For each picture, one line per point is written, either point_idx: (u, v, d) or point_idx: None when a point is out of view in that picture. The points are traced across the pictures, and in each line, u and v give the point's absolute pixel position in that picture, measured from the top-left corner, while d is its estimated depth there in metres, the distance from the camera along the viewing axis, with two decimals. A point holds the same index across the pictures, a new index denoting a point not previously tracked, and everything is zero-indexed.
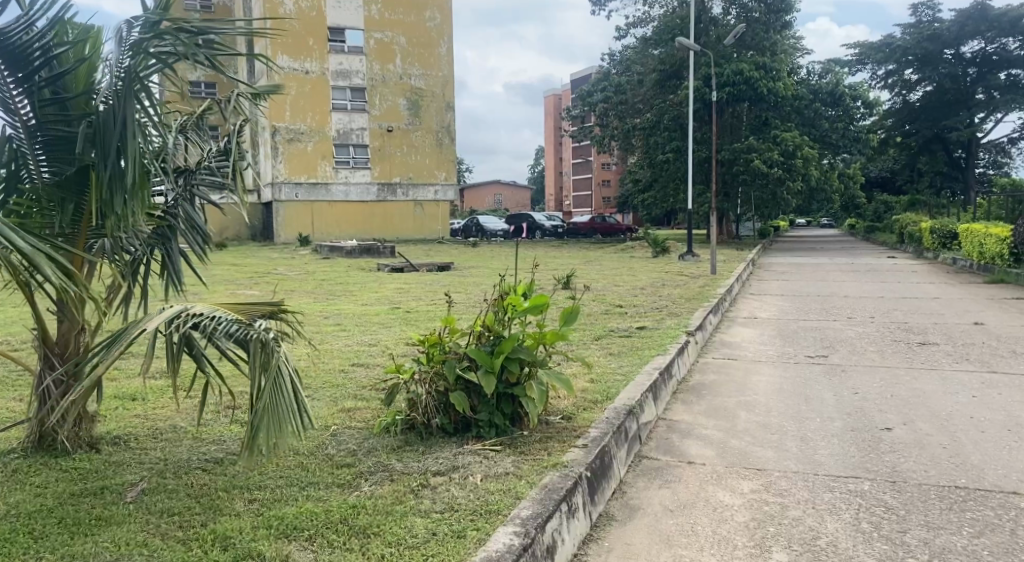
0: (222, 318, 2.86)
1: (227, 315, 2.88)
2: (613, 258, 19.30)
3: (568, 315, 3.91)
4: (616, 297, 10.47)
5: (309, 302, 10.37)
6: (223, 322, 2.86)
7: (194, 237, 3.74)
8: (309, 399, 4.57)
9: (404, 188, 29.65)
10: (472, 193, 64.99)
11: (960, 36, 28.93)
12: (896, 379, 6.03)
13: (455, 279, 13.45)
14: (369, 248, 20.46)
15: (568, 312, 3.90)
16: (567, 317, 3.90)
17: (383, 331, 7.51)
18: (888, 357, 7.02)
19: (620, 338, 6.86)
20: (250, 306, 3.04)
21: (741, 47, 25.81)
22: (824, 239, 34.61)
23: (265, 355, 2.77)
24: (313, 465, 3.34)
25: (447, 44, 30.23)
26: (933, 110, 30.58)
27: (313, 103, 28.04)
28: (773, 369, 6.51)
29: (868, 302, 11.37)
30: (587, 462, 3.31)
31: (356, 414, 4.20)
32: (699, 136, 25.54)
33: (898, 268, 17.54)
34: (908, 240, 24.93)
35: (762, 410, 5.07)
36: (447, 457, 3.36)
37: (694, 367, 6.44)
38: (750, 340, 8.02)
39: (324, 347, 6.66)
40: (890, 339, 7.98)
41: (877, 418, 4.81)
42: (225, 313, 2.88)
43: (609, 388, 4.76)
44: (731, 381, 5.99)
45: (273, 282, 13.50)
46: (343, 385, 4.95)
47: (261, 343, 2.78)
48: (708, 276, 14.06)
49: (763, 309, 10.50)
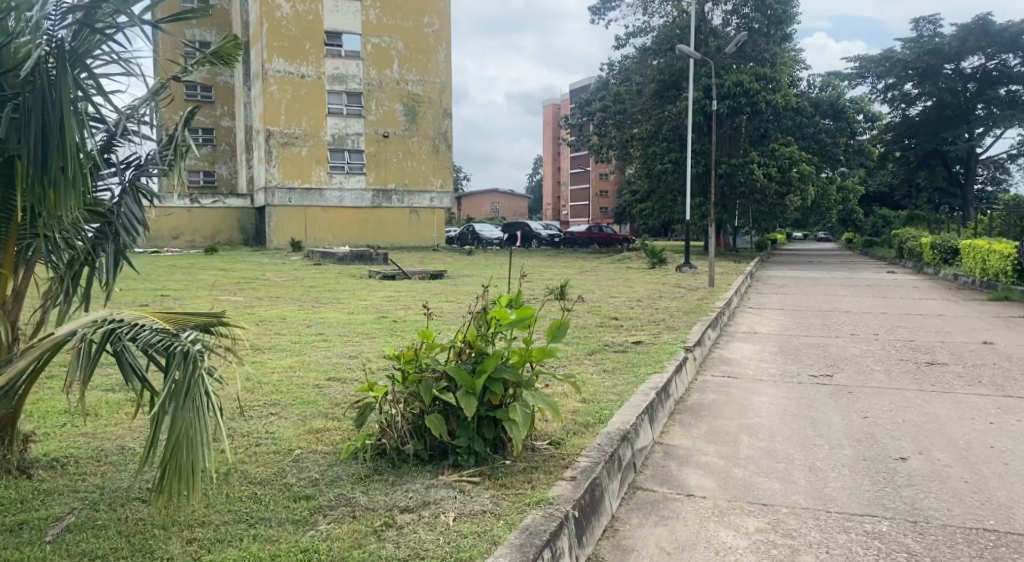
0: (147, 327, 2.51)
1: (153, 324, 2.55)
2: (608, 268, 18.99)
3: (556, 329, 3.55)
4: (612, 309, 10.12)
5: (294, 310, 10.01)
6: (147, 332, 2.52)
7: (132, 228, 3.34)
8: (277, 418, 4.23)
9: (399, 195, 29.35)
10: (469, 200, 64.65)
11: (961, 51, 28.71)
12: (907, 403, 5.68)
13: (448, 287, 13.11)
14: (361, 255, 20.10)
15: (555, 325, 3.55)
16: (556, 331, 3.54)
17: (365, 342, 7.14)
18: (896, 377, 6.67)
19: (616, 353, 6.50)
20: (182, 315, 2.70)
21: (740, 58, 25.56)
22: (822, 253, 34.47)
23: (186, 365, 2.40)
24: (268, 497, 2.99)
25: (445, 50, 29.98)
26: (932, 125, 30.32)
27: (308, 106, 27.66)
28: (776, 389, 6.15)
29: (871, 318, 11.04)
30: (575, 499, 2.93)
31: (324, 436, 3.84)
32: (698, 147, 25.26)
33: (898, 284, 17.23)
34: (906, 255, 24.67)
35: (766, 434, 4.73)
36: (418, 490, 3.00)
37: (693, 386, 6.08)
38: (750, 356, 7.67)
39: (303, 358, 6.31)
40: (897, 358, 7.63)
41: (891, 446, 4.47)
42: (151, 322, 2.54)
43: (602, 410, 4.40)
44: (732, 402, 5.63)
45: (260, 288, 13.12)
46: (314, 403, 4.58)
47: (185, 352, 2.42)
48: (706, 288, 13.75)
49: (763, 324, 10.17)
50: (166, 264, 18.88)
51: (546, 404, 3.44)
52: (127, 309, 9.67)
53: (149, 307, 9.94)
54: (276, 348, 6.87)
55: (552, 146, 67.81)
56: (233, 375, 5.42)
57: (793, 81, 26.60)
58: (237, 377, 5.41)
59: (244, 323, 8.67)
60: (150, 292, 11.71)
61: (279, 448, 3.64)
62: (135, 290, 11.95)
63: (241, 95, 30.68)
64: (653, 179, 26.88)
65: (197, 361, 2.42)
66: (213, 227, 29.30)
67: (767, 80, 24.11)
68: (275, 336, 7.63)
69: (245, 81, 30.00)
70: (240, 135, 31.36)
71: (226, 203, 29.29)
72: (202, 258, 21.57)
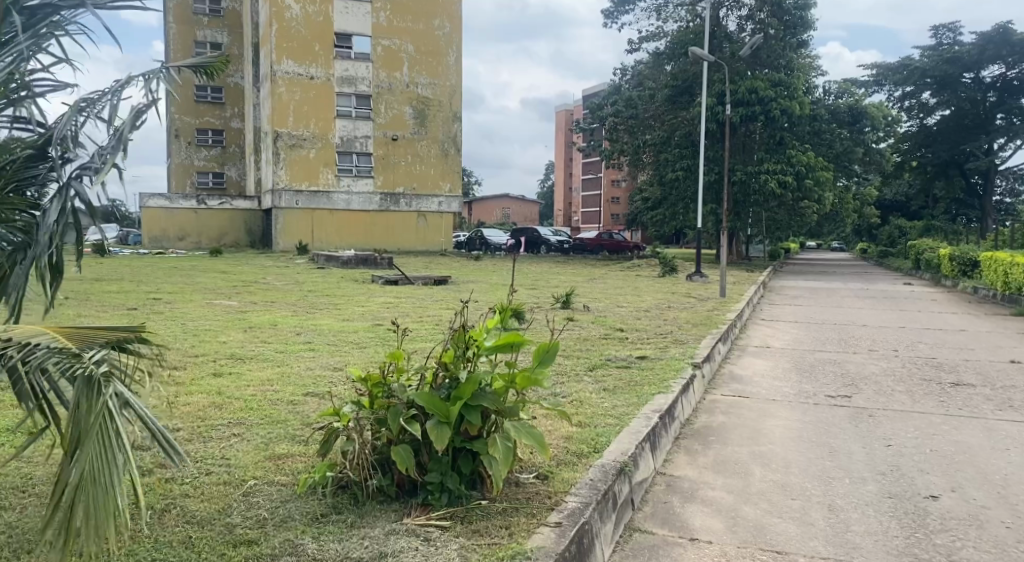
0: (42, 345, 2.25)
1: (52, 344, 2.26)
2: (617, 277, 18.54)
3: (543, 352, 3.16)
4: (617, 319, 9.69)
5: (285, 316, 9.63)
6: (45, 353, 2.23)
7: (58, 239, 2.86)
8: (239, 440, 3.84)
9: (407, 199, 28.99)
10: (479, 205, 64.32)
11: (981, 60, 28.13)
12: (934, 430, 5.20)
13: (450, 294, 12.71)
14: (365, 259, 19.71)
15: (542, 348, 3.15)
16: (542, 354, 3.15)
17: (355, 352, 6.76)
18: (920, 399, 6.21)
19: (618, 369, 6.07)
20: (93, 331, 2.42)
21: (755, 63, 25.05)
22: (836, 263, 33.84)
23: (91, 396, 2.15)
24: (201, 542, 2.60)
25: (456, 52, 29.66)
26: (950, 135, 29.74)
27: (317, 108, 27.41)
28: (791, 411, 5.71)
29: (890, 332, 10.54)
30: (558, 551, 2.54)
31: (285, 464, 3.44)
32: (711, 154, 24.76)
33: (916, 297, 16.68)
34: (923, 267, 24.08)
35: (778, 464, 4.30)
36: (377, 537, 2.62)
37: (701, 407, 5.64)
38: (763, 374, 7.20)
39: (284, 370, 5.94)
40: (919, 378, 7.16)
41: (920, 481, 4.02)
42: (48, 341, 2.27)
43: (597, 437, 3.97)
44: (743, 426, 5.18)
45: (256, 292, 12.73)
46: (283, 423, 4.18)
47: (88, 378, 2.16)
48: (717, 299, 13.27)
49: (776, 338, 9.70)
50: (167, 266, 18.59)
51: (531, 438, 3.03)
52: (114, 312, 9.33)
53: (137, 311, 9.58)
54: (259, 358, 6.48)
55: (563, 151, 67.39)
56: (202, 393, 5.03)
57: (810, 88, 26.01)
58: (208, 392, 5.03)
59: (232, 330, 8.29)
60: (144, 295, 11.42)
61: (231, 478, 3.24)
62: (127, 293, 11.63)
63: (251, 97, 30.52)
64: (665, 186, 26.38)
65: (102, 388, 2.17)
66: (219, 228, 29.04)
67: (783, 85, 23.62)
68: (260, 345, 7.24)
69: (254, 82, 29.84)
70: (249, 137, 31.23)
71: (232, 204, 29.07)
72: (205, 260, 21.26)
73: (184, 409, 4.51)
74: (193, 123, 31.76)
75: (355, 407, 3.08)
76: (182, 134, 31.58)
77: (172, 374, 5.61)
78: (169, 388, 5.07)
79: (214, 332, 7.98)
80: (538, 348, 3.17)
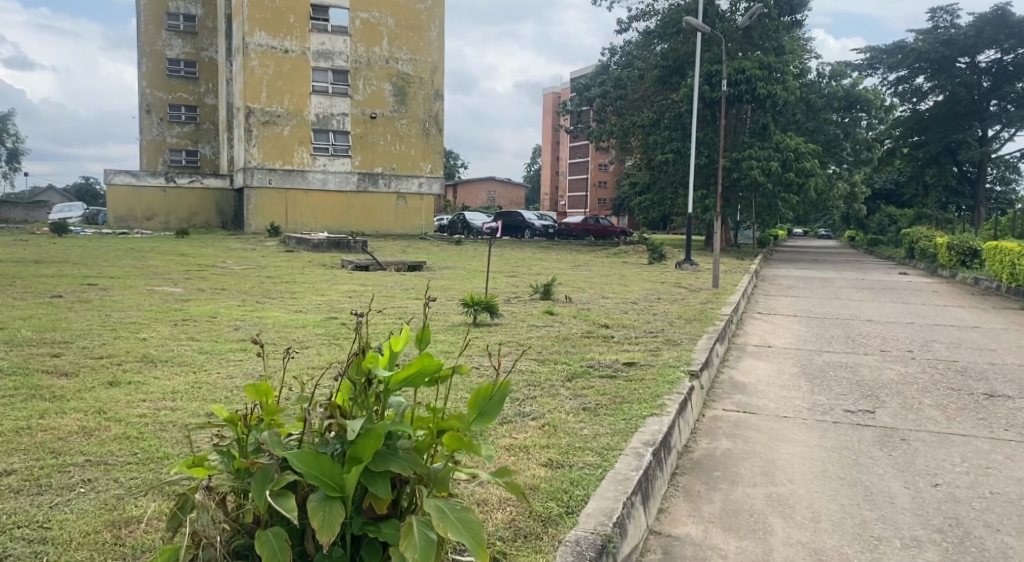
0: None
1: None
2: (603, 263, 17.63)
3: (483, 396, 2.16)
4: (602, 313, 8.71)
5: (229, 306, 8.58)
6: None
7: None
8: (84, 492, 2.81)
9: (386, 179, 27.74)
10: (465, 188, 62.99)
11: (976, 43, 27.14)
12: (985, 460, 4.23)
13: (422, 282, 11.67)
14: (337, 242, 18.60)
15: (480, 390, 2.16)
16: (480, 401, 2.15)
17: (292, 354, 5.72)
18: (954, 415, 5.31)
19: (601, 381, 5.07)
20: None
21: (746, 43, 24.05)
22: (823, 251, 33.05)
23: None
24: None
25: (438, 27, 28.42)
26: (943, 121, 28.91)
27: (291, 84, 26.15)
28: (809, 432, 4.76)
29: (898, 329, 9.66)
30: None
31: (129, 537, 2.43)
32: (702, 137, 23.74)
33: (916, 288, 15.84)
34: (918, 256, 23.24)
35: (804, 516, 3.34)
36: None
37: (699, 428, 4.66)
38: (769, 381, 6.23)
39: (196, 378, 4.90)
40: (945, 386, 6.26)
41: (991, 545, 3.08)
42: None
43: (569, 488, 2.99)
44: (755, 456, 4.21)
45: (208, 278, 11.65)
46: (160, 462, 3.16)
47: None
48: (709, 290, 12.34)
49: (776, 335, 8.77)
50: (123, 247, 17.40)
51: (461, 529, 1.98)
52: (33, 300, 8.23)
53: (62, 299, 8.48)
54: (175, 361, 5.47)
55: (550, 134, 65.98)
56: (69, 411, 3.97)
57: (803, 70, 24.86)
58: (84, 411, 3.97)
59: (160, 323, 7.22)
60: (79, 279, 10.31)
61: None
62: (60, 277, 10.52)
63: (224, 72, 29.16)
64: (654, 169, 25.47)
65: None
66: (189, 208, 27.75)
67: (773, 68, 22.52)
68: (183, 343, 6.20)
69: (228, 55, 28.46)
70: (222, 113, 29.87)
71: (203, 183, 27.78)
72: (167, 241, 20.14)
73: (36, 438, 3.46)
74: (164, 98, 30.43)
75: (220, 455, 2.11)
76: (154, 109, 30.36)
77: (54, 384, 4.55)
78: (34, 406, 4.04)
79: (137, 326, 6.92)
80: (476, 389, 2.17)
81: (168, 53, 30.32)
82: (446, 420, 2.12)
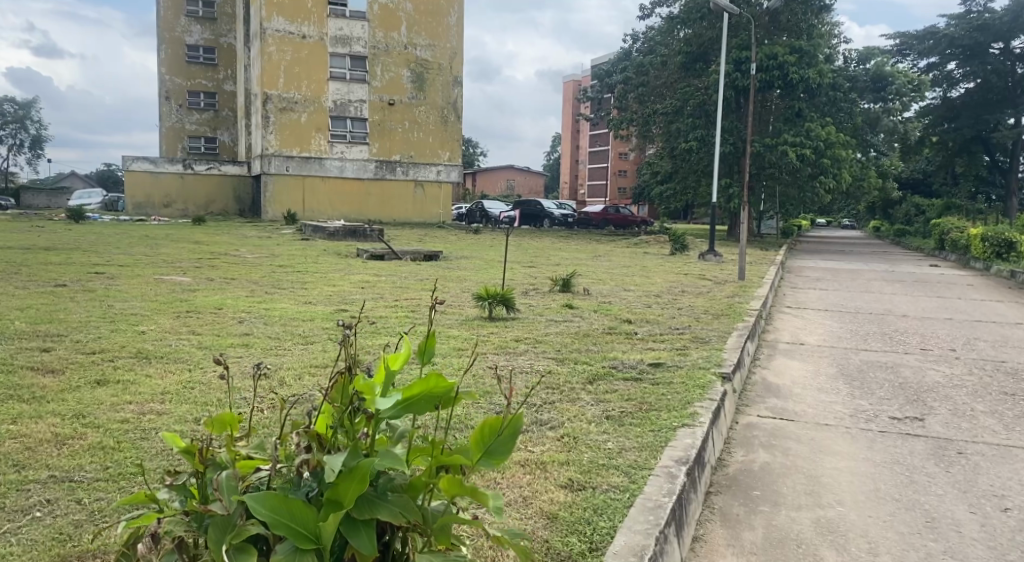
0: None
1: None
2: (623, 254, 17.14)
3: (486, 434, 1.80)
4: (624, 307, 8.29)
5: (235, 297, 8.24)
6: None
7: None
8: (36, 517, 2.47)
9: (403, 167, 27.40)
10: (484, 176, 62.55)
11: (1011, 28, 26.32)
12: None
13: (437, 273, 11.29)
14: (354, 231, 18.26)
15: (484, 425, 1.78)
16: (481, 438, 1.78)
17: (294, 350, 5.36)
18: (1011, 423, 4.86)
19: (625, 384, 4.67)
20: None
21: (773, 29, 23.38)
22: (848, 241, 32.24)
23: None
24: None
25: (457, 13, 27.94)
26: (975, 108, 28.05)
27: (309, 70, 25.85)
28: (853, 442, 4.34)
29: (936, 325, 9.16)
30: None
31: None
32: (727, 124, 23.04)
33: (950, 281, 15.22)
34: (948, 247, 22.51)
35: (860, 547, 2.93)
36: None
37: (734, 439, 4.26)
38: (804, 383, 5.80)
39: (189, 377, 4.57)
40: (996, 390, 5.79)
41: None
42: None
43: (592, 518, 2.61)
44: (797, 471, 3.80)
45: (218, 266, 11.33)
46: (132, 479, 2.81)
47: None
48: (734, 282, 11.86)
49: (808, 331, 8.30)
50: (136, 233, 17.13)
51: None
52: (33, 289, 7.93)
53: (62, 288, 8.17)
54: (171, 357, 5.14)
55: (569, 122, 65.38)
56: (43, 416, 3.63)
57: (831, 55, 24.13)
58: (62, 416, 3.64)
59: (162, 314, 6.90)
60: (85, 268, 10.01)
61: None
62: (66, 265, 10.24)
63: (242, 58, 28.90)
64: (676, 158, 24.83)
65: None
66: (205, 195, 27.56)
67: (804, 53, 21.82)
68: (182, 337, 5.86)
69: (246, 41, 28.19)
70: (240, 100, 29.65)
71: (221, 170, 27.61)
72: (183, 227, 19.92)
73: (3, 449, 3.13)
74: (183, 85, 30.26)
75: (175, 492, 1.74)
76: (172, 96, 30.21)
77: (37, 384, 4.22)
78: (7, 408, 3.72)
79: (137, 318, 6.61)
80: (479, 423, 1.80)
81: (187, 39, 30.11)
82: (449, 456, 1.76)
